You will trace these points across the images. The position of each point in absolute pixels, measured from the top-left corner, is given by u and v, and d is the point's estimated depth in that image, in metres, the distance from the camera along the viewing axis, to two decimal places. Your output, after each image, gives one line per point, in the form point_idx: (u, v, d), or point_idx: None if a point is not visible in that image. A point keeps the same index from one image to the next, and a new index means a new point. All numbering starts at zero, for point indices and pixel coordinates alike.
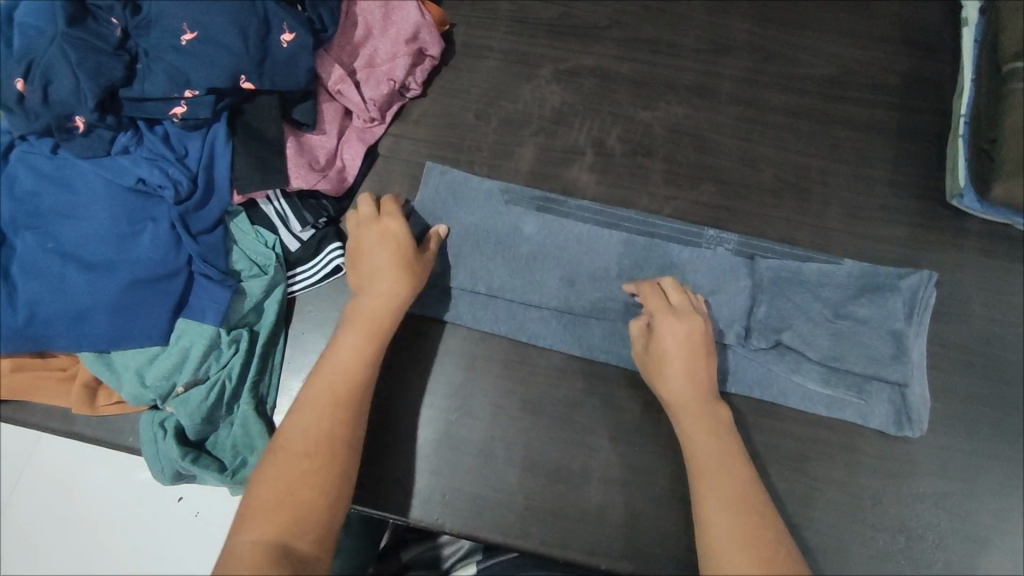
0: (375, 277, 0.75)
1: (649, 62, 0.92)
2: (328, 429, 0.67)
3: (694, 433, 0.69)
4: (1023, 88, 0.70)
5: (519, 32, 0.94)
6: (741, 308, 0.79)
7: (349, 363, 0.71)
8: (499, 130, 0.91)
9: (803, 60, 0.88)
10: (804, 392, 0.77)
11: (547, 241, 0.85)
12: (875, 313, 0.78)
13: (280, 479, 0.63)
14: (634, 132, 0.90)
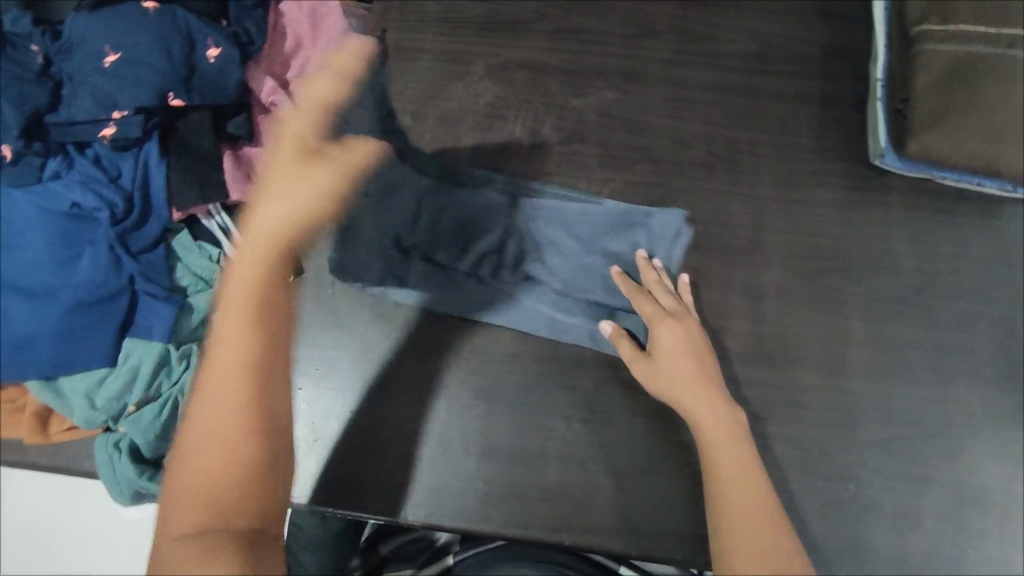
0: (270, 191, 0.58)
1: (578, 51, 0.89)
2: (233, 409, 0.54)
3: (706, 435, 0.62)
4: (927, 50, 0.78)
5: (448, 31, 0.90)
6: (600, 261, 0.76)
7: (251, 322, 0.57)
8: (435, 129, 0.84)
9: (725, 38, 0.90)
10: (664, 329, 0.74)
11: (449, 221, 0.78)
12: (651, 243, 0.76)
13: (197, 470, 0.52)
14: (568, 119, 0.85)
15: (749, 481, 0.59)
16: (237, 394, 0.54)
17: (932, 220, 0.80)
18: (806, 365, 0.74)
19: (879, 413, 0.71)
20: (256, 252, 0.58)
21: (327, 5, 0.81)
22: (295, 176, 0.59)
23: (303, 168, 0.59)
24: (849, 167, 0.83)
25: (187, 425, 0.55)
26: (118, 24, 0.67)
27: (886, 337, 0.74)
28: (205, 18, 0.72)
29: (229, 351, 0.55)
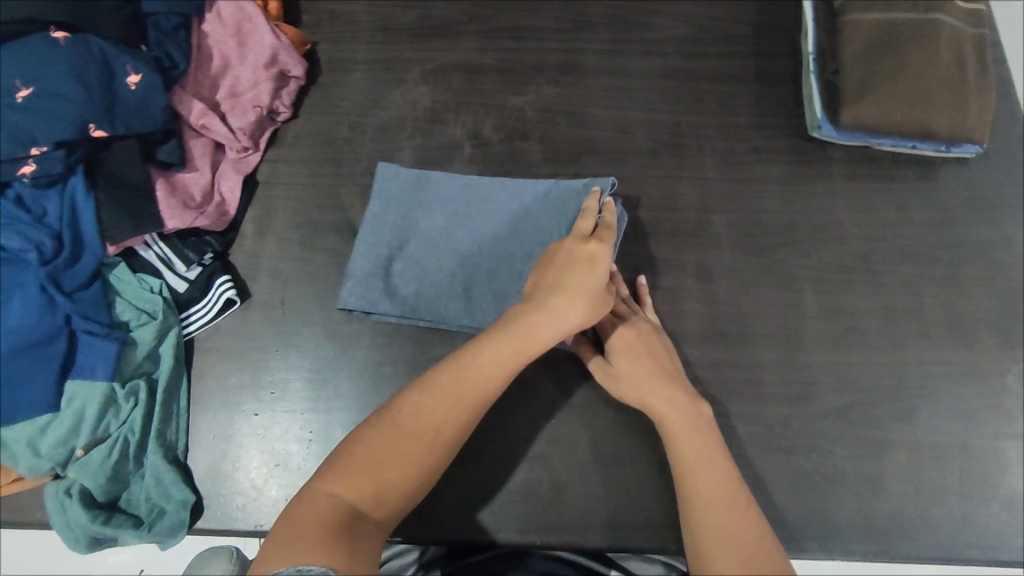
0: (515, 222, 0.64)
1: (513, 49, 0.88)
2: (451, 416, 0.59)
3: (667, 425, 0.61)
4: (852, 20, 0.80)
5: (381, 40, 0.89)
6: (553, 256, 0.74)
7: (512, 348, 0.60)
8: (375, 139, 0.83)
9: (658, 24, 0.90)
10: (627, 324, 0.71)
11: (409, 226, 0.76)
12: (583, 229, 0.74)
13: (393, 446, 0.57)
14: (508, 118, 0.84)
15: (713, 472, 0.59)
16: (495, 390, 0.60)
17: (872, 187, 0.81)
18: (762, 342, 0.74)
19: (835, 382, 0.72)
20: (577, 289, 0.61)
21: (252, 22, 0.80)
22: (577, 269, 0.63)
23: (592, 260, 0.64)
24: (789, 141, 0.84)
25: (379, 417, 0.58)
26: (29, 58, 0.65)
27: (837, 307, 0.75)
28: (122, 45, 0.70)
29: (479, 362, 0.60)
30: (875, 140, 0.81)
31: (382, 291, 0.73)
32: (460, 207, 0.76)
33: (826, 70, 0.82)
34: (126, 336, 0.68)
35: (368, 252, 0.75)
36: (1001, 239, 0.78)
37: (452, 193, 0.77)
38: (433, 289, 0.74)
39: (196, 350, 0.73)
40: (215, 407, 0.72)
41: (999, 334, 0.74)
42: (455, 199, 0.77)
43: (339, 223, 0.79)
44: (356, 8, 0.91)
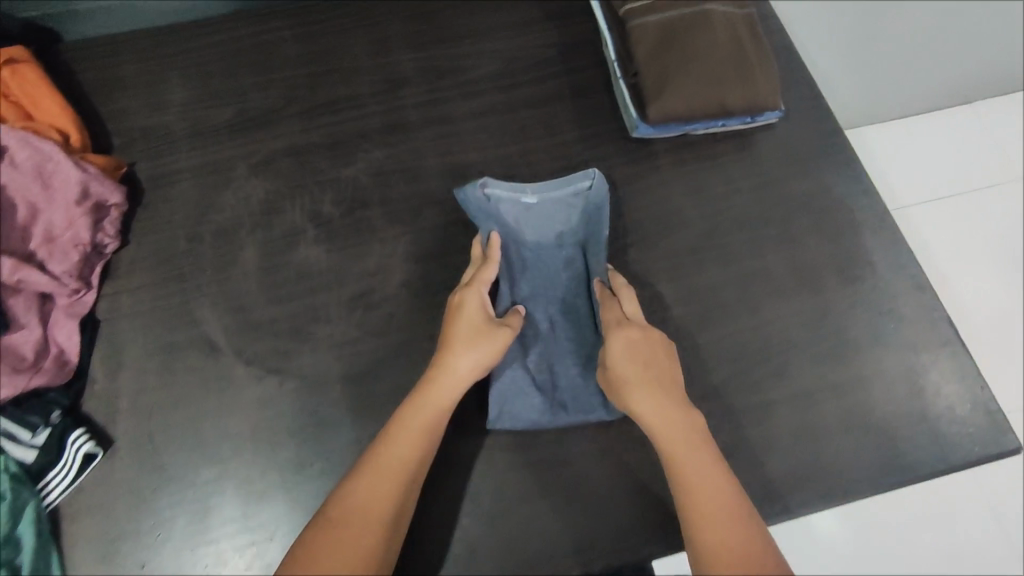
0: (457, 341, 0.67)
1: (335, 122, 0.89)
2: (389, 495, 0.59)
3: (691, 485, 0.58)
4: (638, 24, 0.86)
5: (201, 145, 0.88)
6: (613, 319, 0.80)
7: (419, 432, 0.63)
8: (215, 244, 0.81)
9: (469, 66, 0.94)
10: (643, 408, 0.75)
11: (508, 235, 0.80)
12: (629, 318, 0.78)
13: (347, 536, 0.56)
14: (345, 189, 0.84)
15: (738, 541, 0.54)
16: (420, 459, 0.62)
17: (699, 169, 0.86)
18: None
19: (711, 361, 0.75)
20: (436, 390, 0.65)
21: (52, 159, 0.75)
22: (484, 351, 0.67)
23: (479, 314, 0.69)
24: (615, 146, 0.88)
25: (345, 495, 0.58)
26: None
27: (693, 290, 0.79)
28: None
29: (411, 428, 0.63)
30: (692, 129, 0.86)
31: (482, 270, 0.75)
32: (512, 258, 0.80)
33: (631, 65, 0.86)
34: None
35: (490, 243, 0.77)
36: (818, 187, 0.84)
37: (546, 224, 0.80)
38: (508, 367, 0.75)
39: (63, 515, 0.69)
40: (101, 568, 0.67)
41: (841, 272, 0.79)
42: (537, 225, 0.80)
43: (195, 339, 0.76)
44: (168, 119, 0.90)
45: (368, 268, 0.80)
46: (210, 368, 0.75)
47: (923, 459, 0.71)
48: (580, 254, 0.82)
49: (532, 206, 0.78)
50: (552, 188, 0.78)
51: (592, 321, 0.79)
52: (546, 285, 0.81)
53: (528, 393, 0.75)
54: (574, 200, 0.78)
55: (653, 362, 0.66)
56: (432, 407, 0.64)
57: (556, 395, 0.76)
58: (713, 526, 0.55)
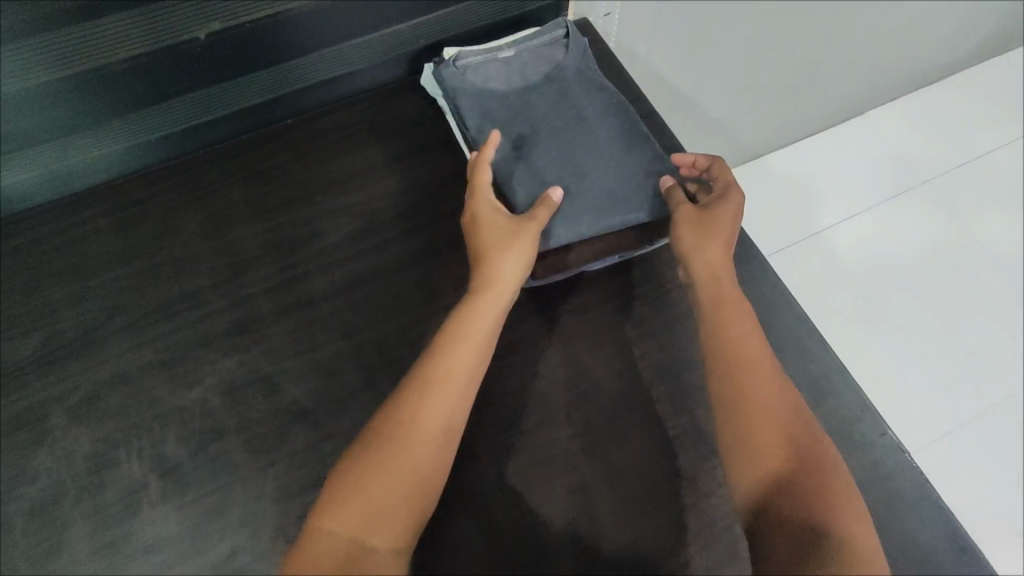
0: (500, 254, 0.65)
1: (173, 330, 0.75)
2: (433, 432, 0.54)
3: (725, 311, 0.62)
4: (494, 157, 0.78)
5: (4, 392, 0.72)
6: (576, 111, 0.80)
7: (444, 402, 0.56)
8: (32, 528, 0.65)
9: (325, 228, 0.81)
10: (619, 216, 0.75)
11: (506, 86, 0.82)
12: (607, 131, 0.79)
13: (394, 480, 0.52)
14: (189, 420, 0.70)
15: (786, 398, 0.57)
16: (448, 434, 0.55)
17: (598, 317, 0.78)
18: (557, 552, 0.67)
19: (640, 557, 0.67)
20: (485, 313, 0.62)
21: None
22: (523, 255, 0.65)
23: (509, 224, 0.67)
24: None
25: (365, 468, 0.52)
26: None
27: (616, 469, 0.70)
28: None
29: (488, 315, 0.62)
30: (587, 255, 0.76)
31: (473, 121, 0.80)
32: (504, 101, 0.81)
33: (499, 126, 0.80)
34: None
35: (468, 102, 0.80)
36: None
37: (530, 72, 0.83)
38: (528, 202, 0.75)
39: None
40: None
41: None
42: (517, 72, 0.83)
43: None
44: None
45: (229, 520, 0.65)
46: None
47: None
48: (569, 82, 0.82)
49: (511, 59, 0.83)
50: (527, 38, 0.85)
51: (601, 133, 0.79)
52: (549, 121, 0.80)
53: (538, 194, 0.75)
54: (552, 46, 0.85)
55: (706, 236, 0.66)
56: (445, 371, 0.57)
57: (581, 209, 0.74)
58: (748, 371, 0.58)
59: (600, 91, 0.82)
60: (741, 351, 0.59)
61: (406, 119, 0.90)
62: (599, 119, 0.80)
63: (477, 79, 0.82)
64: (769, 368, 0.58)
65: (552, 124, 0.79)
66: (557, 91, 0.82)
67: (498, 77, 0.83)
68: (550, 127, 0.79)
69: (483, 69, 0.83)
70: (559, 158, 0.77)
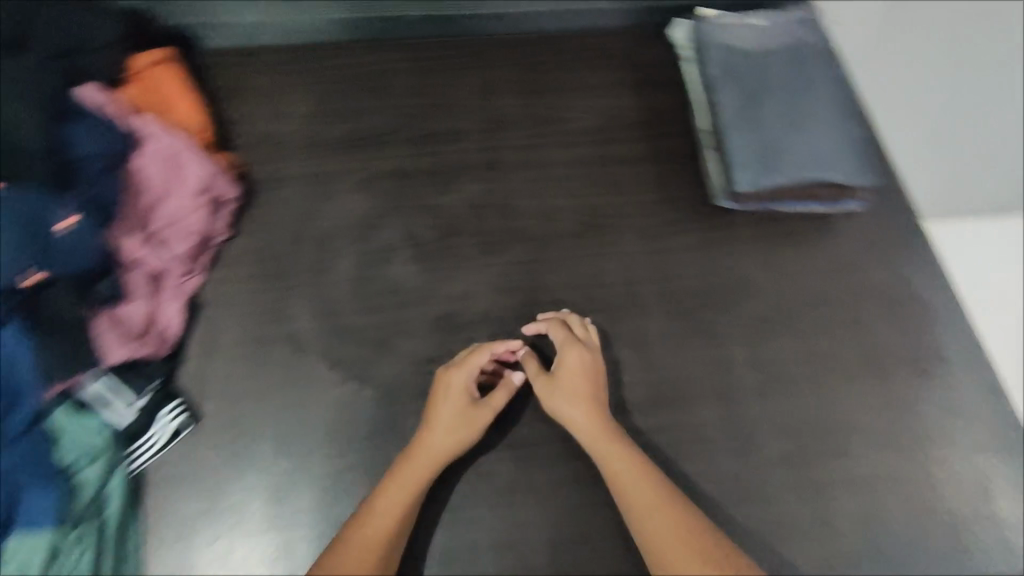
0: (427, 439, 0.72)
1: (440, 154, 0.96)
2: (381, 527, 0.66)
3: (635, 482, 0.69)
4: (721, 98, 0.91)
5: (312, 158, 0.95)
6: (807, 81, 0.91)
7: (405, 497, 0.69)
8: (314, 251, 0.86)
9: (567, 118, 1.00)
10: (815, 176, 0.86)
11: (750, 46, 0.94)
12: (827, 105, 0.90)
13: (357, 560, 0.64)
14: (440, 217, 0.90)
15: (638, 488, 0.68)
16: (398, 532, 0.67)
17: (780, 243, 0.89)
18: (701, 402, 0.78)
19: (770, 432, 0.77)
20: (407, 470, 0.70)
21: (182, 150, 0.83)
22: (467, 425, 0.73)
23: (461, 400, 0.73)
24: (697, 211, 0.92)
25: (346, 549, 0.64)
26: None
27: (767, 358, 0.81)
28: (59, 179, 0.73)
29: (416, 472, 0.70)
30: (776, 198, 0.88)
31: (712, 66, 0.94)
32: (745, 57, 0.94)
33: (735, 75, 0.92)
34: (72, 479, 0.67)
35: (713, 52, 0.94)
36: (892, 280, 0.87)
37: (775, 40, 0.94)
38: (741, 142, 0.88)
39: (147, 481, 0.74)
40: (184, 539, 0.73)
41: (909, 363, 0.81)
42: (763, 36, 0.95)
43: (282, 334, 0.81)
44: (286, 130, 0.97)
45: (454, 292, 0.84)
46: (295, 365, 0.79)
47: (975, 560, 0.74)
48: (807, 56, 0.93)
49: (760, 26, 0.96)
50: (779, 12, 0.97)
51: (823, 104, 0.90)
52: (781, 82, 0.91)
53: (752, 137, 0.88)
54: (800, 23, 0.95)
55: (576, 393, 0.74)
56: (406, 485, 0.69)
57: (786, 160, 0.86)
58: (647, 512, 0.67)
59: (831, 72, 0.93)
60: (610, 474, 0.70)
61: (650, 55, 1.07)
62: (823, 93, 0.91)
63: (727, 35, 0.95)
64: (660, 501, 0.67)
65: (783, 85, 0.91)
66: (793, 60, 0.93)
67: (744, 38, 0.95)
68: (780, 86, 0.91)
69: (733, 30, 0.96)
70: (780, 114, 0.89)
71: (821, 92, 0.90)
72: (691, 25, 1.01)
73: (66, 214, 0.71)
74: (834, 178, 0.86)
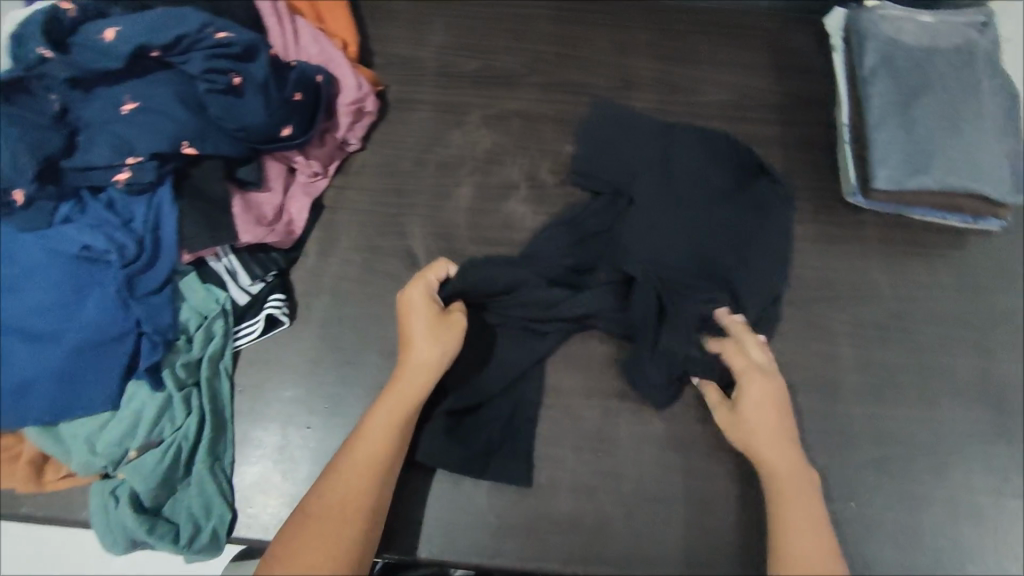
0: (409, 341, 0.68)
1: (570, 102, 0.94)
2: (379, 449, 0.64)
3: (787, 505, 0.63)
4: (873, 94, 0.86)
5: (446, 86, 0.94)
6: (976, 88, 0.84)
7: (391, 428, 0.65)
8: (437, 174, 0.88)
9: (702, 89, 0.96)
10: (979, 181, 0.81)
11: (928, 48, 0.87)
12: (995, 114, 0.84)
13: (337, 504, 0.61)
14: (562, 163, 0.90)
15: (813, 526, 0.62)
16: (380, 476, 0.63)
17: (898, 247, 0.86)
18: (801, 388, 0.78)
19: (860, 435, 0.76)
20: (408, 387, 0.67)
21: (334, 61, 0.85)
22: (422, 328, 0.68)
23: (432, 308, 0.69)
24: (820, 202, 0.89)
25: (324, 500, 0.61)
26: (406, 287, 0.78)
27: (873, 359, 0.80)
28: (214, 30, 0.71)
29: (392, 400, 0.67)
30: (927, 212, 0.86)
31: (874, 56, 0.88)
32: (920, 58, 0.87)
33: (905, 71, 0.86)
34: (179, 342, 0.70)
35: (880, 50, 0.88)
36: (1022, 306, 0.83)
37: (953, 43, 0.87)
38: (889, 138, 0.83)
39: (242, 360, 0.76)
40: (278, 418, 0.73)
41: None
42: (930, 36, 0.88)
43: (399, 248, 0.83)
44: (423, 55, 0.97)
45: None
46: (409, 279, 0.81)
47: None
48: (983, 58, 0.86)
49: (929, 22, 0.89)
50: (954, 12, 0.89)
51: (1002, 115, 0.85)
52: (954, 89, 0.84)
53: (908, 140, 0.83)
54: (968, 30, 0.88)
55: (763, 407, 0.68)
56: (382, 428, 0.65)
57: (944, 164, 0.81)
58: (795, 547, 0.61)
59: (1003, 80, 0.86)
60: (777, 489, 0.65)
61: (799, 36, 1.01)
62: (996, 100, 0.85)
63: (892, 30, 0.89)
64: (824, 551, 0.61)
65: (948, 85, 0.85)
66: (964, 58, 0.86)
67: (927, 39, 0.88)
68: (950, 88, 0.84)
69: (901, 32, 0.88)
70: (948, 128, 0.83)
71: (993, 103, 0.84)
72: (847, 14, 0.95)
73: (228, 78, 0.73)
74: (963, 219, 0.86)
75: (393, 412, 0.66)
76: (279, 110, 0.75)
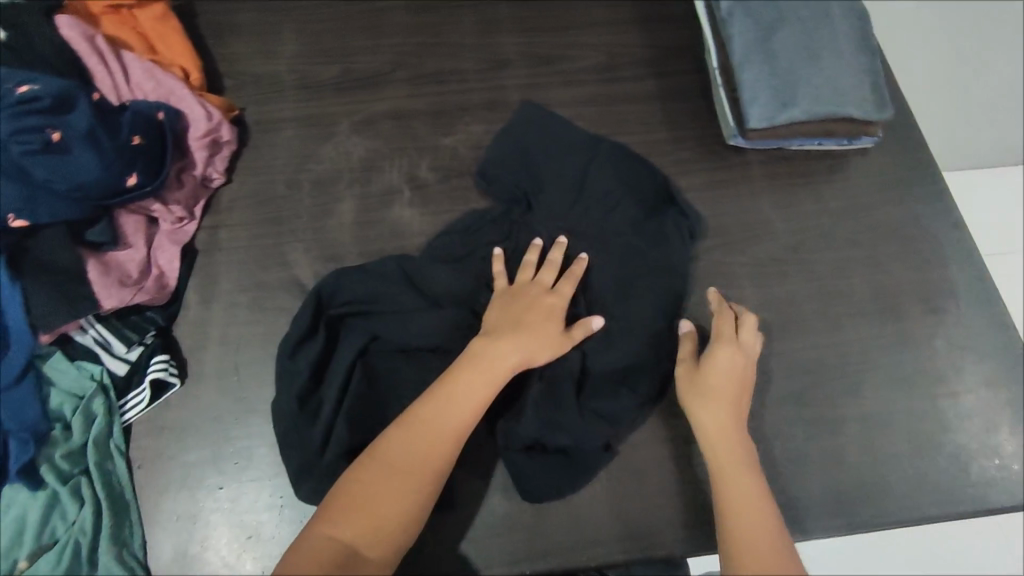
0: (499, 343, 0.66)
1: (441, 92, 0.90)
2: (428, 453, 0.59)
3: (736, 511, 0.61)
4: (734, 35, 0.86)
5: (308, 98, 0.89)
6: (826, 14, 0.86)
7: (450, 436, 0.61)
8: (313, 194, 0.83)
9: (573, 56, 0.94)
10: (844, 104, 0.83)
11: None
12: (848, 36, 0.86)
13: (371, 510, 0.57)
14: (442, 158, 0.87)
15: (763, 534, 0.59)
16: (420, 490, 0.59)
17: (783, 181, 0.87)
18: None
19: (775, 373, 0.77)
20: (481, 376, 0.63)
21: (177, 92, 0.79)
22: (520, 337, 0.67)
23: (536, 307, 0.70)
24: (705, 150, 0.90)
25: (357, 500, 0.57)
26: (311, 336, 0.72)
27: (776, 296, 0.81)
28: (16, 86, 0.66)
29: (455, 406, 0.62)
30: (805, 142, 0.87)
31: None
32: None
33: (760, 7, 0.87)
34: (54, 432, 0.66)
35: None
36: (903, 217, 0.86)
37: None
38: (755, 76, 0.84)
39: (136, 433, 0.70)
40: (187, 485, 0.69)
41: (922, 302, 0.82)
42: None
43: (287, 280, 0.78)
44: (278, 69, 0.91)
45: None
46: None
47: (975, 490, 0.75)
48: None
49: None
50: None
51: (854, 35, 0.87)
52: (807, 19, 0.86)
53: (773, 75, 0.83)
54: None
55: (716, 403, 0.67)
56: (443, 430, 0.60)
57: (809, 93, 0.83)
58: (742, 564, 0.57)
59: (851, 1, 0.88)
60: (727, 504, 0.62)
61: None
62: (848, 22, 0.87)
63: None
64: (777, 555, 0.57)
65: (801, 14, 0.86)
66: None
67: None
68: (804, 18, 0.86)
69: None
70: (807, 57, 0.84)
71: (844, 26, 0.86)
72: None
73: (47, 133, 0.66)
74: (838, 143, 0.88)
75: (459, 417, 0.61)
76: (115, 158, 0.69)
